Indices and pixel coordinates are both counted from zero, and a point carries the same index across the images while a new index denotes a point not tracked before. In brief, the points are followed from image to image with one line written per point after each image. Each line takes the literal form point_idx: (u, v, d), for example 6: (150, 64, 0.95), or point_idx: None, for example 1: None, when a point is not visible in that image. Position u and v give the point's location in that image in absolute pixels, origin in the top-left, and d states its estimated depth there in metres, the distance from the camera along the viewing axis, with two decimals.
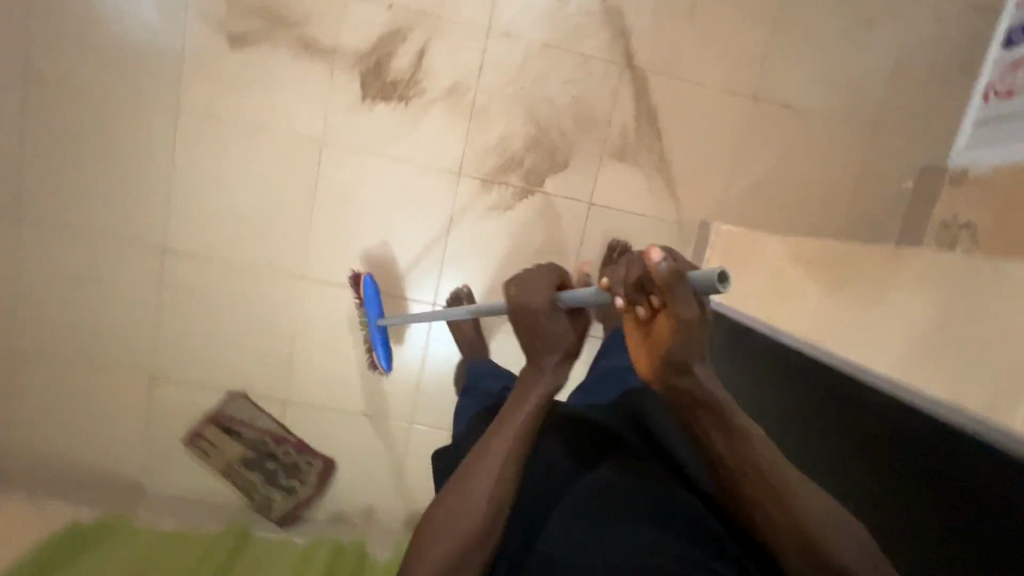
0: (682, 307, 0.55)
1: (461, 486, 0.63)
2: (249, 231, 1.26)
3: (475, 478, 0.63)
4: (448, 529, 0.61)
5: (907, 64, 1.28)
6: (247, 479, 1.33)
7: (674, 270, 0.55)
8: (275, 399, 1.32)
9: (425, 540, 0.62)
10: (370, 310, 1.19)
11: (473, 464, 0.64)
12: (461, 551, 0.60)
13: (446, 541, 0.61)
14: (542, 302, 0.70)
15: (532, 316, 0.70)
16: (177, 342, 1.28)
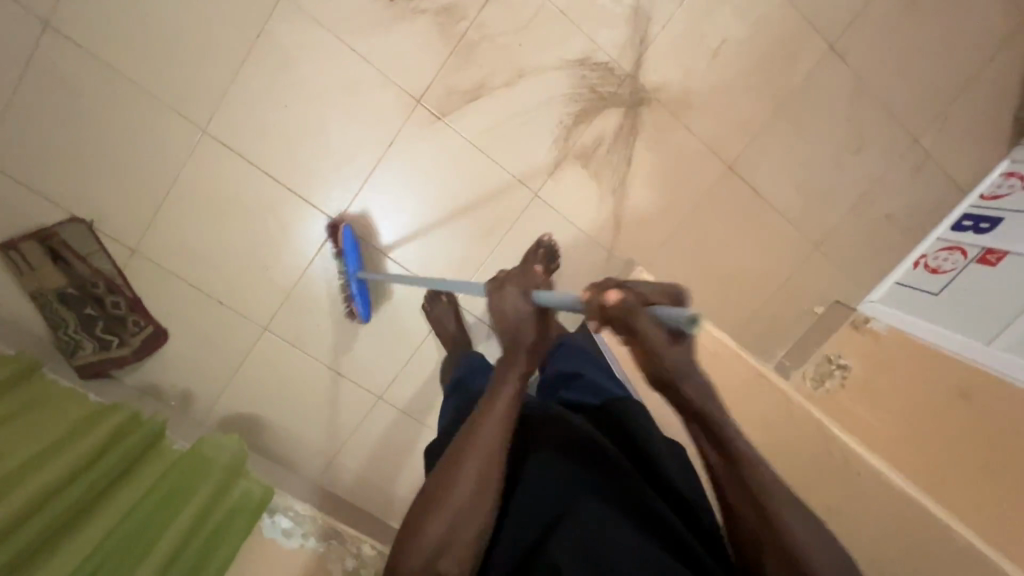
0: (648, 336, 0.59)
1: (446, 474, 0.64)
2: (159, 52, 1.07)
3: (469, 465, 0.64)
4: (442, 513, 0.62)
5: (871, 202, 1.31)
6: (58, 314, 1.17)
7: (626, 303, 0.59)
8: (125, 244, 1.17)
9: (415, 533, 0.62)
10: (349, 263, 1.17)
11: (460, 455, 0.64)
12: (452, 525, 0.62)
13: (435, 530, 0.61)
14: (512, 299, 0.69)
15: (502, 308, 0.68)
16: (27, 137, 1.08)
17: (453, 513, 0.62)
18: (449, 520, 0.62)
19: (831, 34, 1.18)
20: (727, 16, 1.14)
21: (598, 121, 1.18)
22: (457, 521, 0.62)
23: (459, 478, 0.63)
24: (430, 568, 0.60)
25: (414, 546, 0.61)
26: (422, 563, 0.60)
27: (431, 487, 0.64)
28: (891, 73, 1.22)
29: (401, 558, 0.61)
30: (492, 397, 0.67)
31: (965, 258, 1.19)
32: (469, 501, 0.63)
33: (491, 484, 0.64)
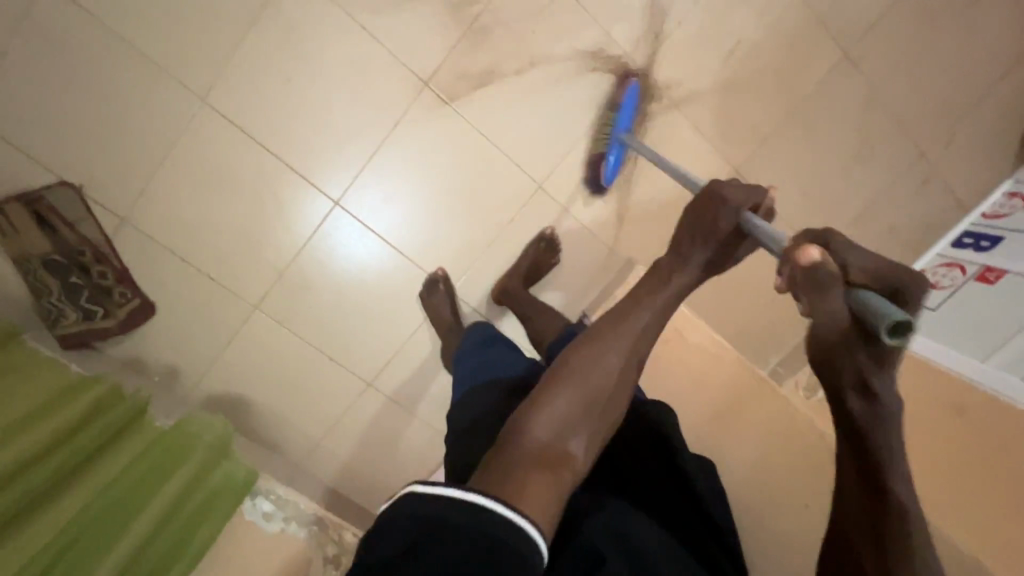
0: (829, 317, 0.60)
1: (583, 365, 0.70)
2: (160, 15, 1.03)
3: (602, 367, 0.70)
4: (564, 404, 0.67)
5: (875, 215, 1.30)
6: (41, 281, 1.13)
7: (815, 272, 0.59)
8: (115, 213, 1.14)
9: (538, 414, 0.65)
10: (624, 117, 1.12)
11: (593, 355, 0.71)
12: (577, 413, 0.67)
13: (558, 415, 0.66)
14: (723, 207, 0.74)
15: (711, 214, 0.74)
16: (18, 95, 1.04)
17: (575, 404, 0.67)
18: (574, 410, 0.67)
19: (847, 42, 1.16)
20: (743, 16, 1.13)
21: (606, 116, 1.17)
22: (581, 413, 0.68)
23: (591, 375, 0.70)
24: (545, 455, 0.62)
25: (537, 425, 0.64)
26: (544, 440, 0.63)
27: (561, 377, 0.69)
28: (904, 85, 1.21)
29: (518, 440, 0.63)
30: (629, 315, 0.74)
31: (964, 275, 1.20)
32: (591, 403, 0.68)
33: (614, 400, 0.71)
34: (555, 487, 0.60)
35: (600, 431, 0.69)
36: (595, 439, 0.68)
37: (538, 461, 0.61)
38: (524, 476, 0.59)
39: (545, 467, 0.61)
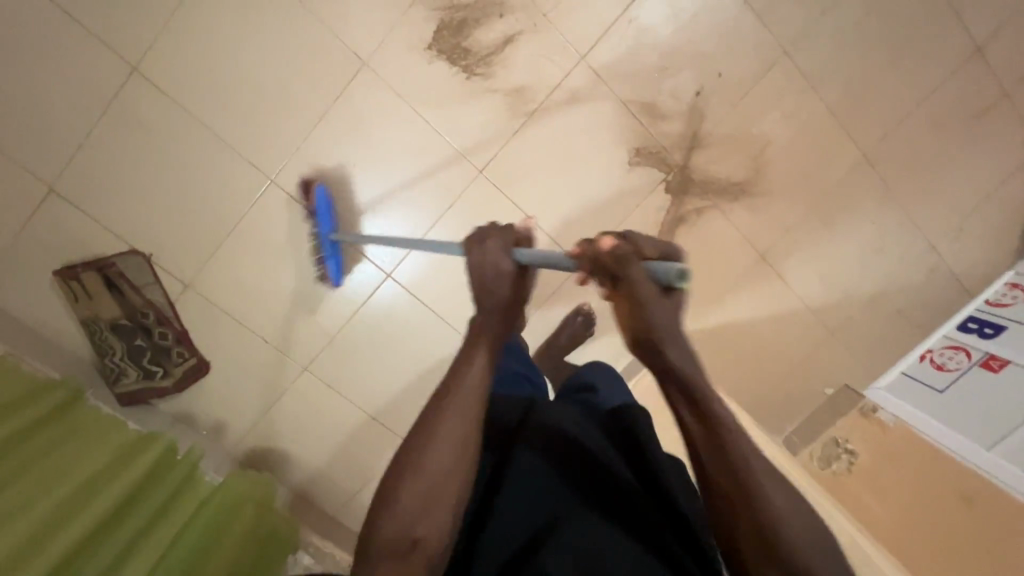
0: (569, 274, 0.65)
1: (425, 423, 0.59)
2: (237, 102, 1.11)
3: (442, 431, 0.58)
4: (409, 490, 0.55)
5: (886, 297, 1.39)
6: (107, 342, 1.20)
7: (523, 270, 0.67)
8: (179, 279, 1.20)
9: (380, 515, 0.55)
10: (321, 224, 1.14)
11: (435, 422, 0.58)
12: (432, 483, 0.56)
13: (408, 502, 0.55)
14: (493, 255, 0.65)
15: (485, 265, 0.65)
16: (101, 171, 1.12)
17: (426, 482, 0.56)
18: (421, 492, 0.55)
19: (868, 143, 1.25)
20: (775, 119, 1.21)
21: (644, 203, 1.25)
22: (424, 500, 0.55)
23: (429, 455, 0.57)
24: (398, 544, 0.54)
25: (382, 529, 0.54)
26: (399, 531, 0.54)
27: (404, 449, 0.58)
28: (919, 183, 1.30)
29: (369, 534, 0.55)
30: (456, 377, 0.60)
31: (969, 359, 1.27)
32: (438, 471, 0.56)
33: (466, 465, 0.58)
34: None
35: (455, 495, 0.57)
36: (455, 513, 0.57)
37: (391, 563, 0.53)
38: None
39: (397, 566, 0.53)
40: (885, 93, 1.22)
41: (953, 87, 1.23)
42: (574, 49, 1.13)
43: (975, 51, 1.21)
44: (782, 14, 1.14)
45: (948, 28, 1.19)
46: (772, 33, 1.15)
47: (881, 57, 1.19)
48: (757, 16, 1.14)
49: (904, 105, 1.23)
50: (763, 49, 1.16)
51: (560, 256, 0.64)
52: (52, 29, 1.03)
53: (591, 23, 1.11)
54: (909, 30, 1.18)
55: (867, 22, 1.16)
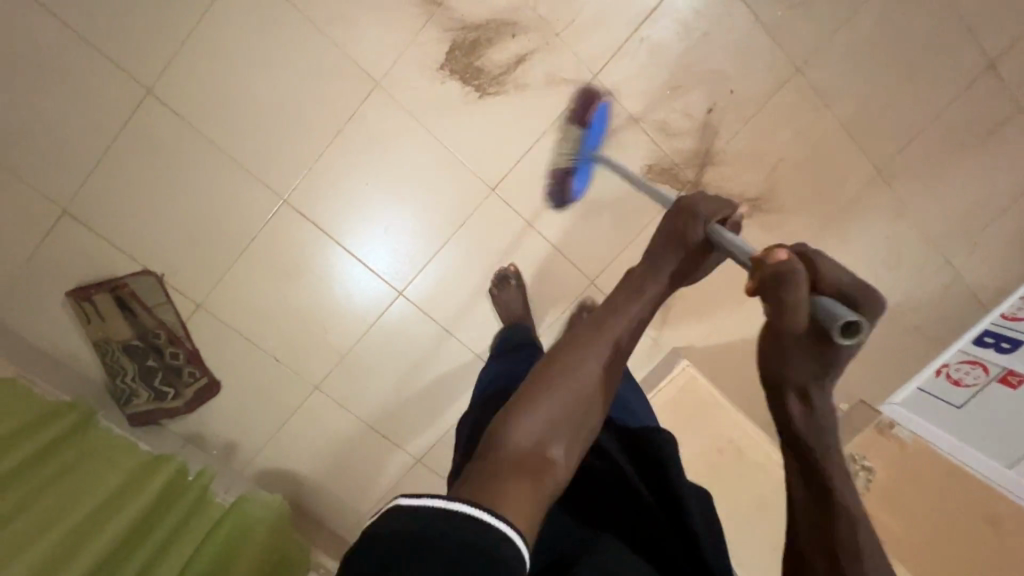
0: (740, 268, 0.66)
1: (567, 358, 0.66)
2: (250, 123, 1.11)
3: (580, 366, 0.66)
4: (549, 402, 0.62)
5: (900, 312, 1.38)
6: (119, 362, 1.20)
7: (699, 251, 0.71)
8: (190, 300, 1.20)
9: (508, 429, 0.59)
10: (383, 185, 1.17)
11: (578, 352, 0.67)
12: (569, 410, 0.63)
13: (541, 416, 0.61)
14: (688, 227, 0.73)
15: (679, 226, 0.73)
16: (114, 193, 1.12)
17: (565, 398, 0.63)
18: (563, 409, 0.62)
19: (881, 159, 1.25)
20: (788, 136, 1.21)
21: None
22: (562, 414, 0.62)
23: (574, 374, 0.65)
24: (529, 460, 0.57)
25: (519, 431, 0.59)
26: (529, 442, 0.59)
27: (549, 367, 0.65)
28: (932, 197, 1.29)
29: (497, 447, 0.58)
30: (605, 324, 0.70)
31: (987, 374, 1.25)
32: (574, 407, 0.63)
33: (598, 405, 0.66)
34: (536, 496, 0.54)
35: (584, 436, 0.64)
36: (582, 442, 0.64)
37: (522, 471, 0.56)
38: (507, 480, 0.54)
39: (524, 475, 0.55)
40: (898, 109, 1.21)
41: (966, 102, 1.23)
42: (587, 67, 1.13)
43: (987, 66, 1.21)
44: (794, 32, 1.14)
45: (960, 44, 1.19)
46: (784, 50, 1.15)
47: (893, 73, 1.19)
48: (769, 34, 1.14)
49: (917, 119, 1.23)
50: (776, 67, 1.16)
51: (746, 247, 0.66)
52: (67, 54, 1.04)
53: (604, 41, 1.11)
54: (921, 46, 1.18)
55: (879, 39, 1.16)
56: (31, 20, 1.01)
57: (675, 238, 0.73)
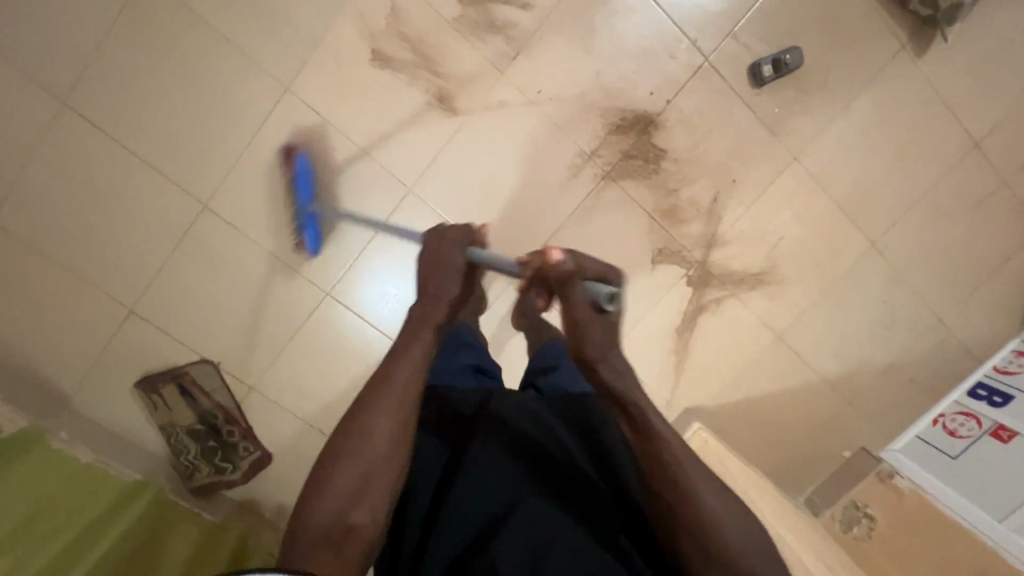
0: (578, 298, 0.78)
1: (361, 424, 0.68)
2: (295, 229, 1.22)
3: (369, 433, 0.68)
4: (336, 478, 0.65)
5: (900, 367, 1.47)
6: (181, 442, 1.32)
7: (562, 275, 0.80)
8: (244, 382, 1.32)
9: (313, 498, 0.64)
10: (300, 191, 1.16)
11: (370, 408, 0.69)
12: (361, 478, 0.66)
13: (334, 497, 0.64)
14: (450, 244, 0.85)
15: (562, 278, 0.79)
16: (175, 292, 1.24)
17: (350, 479, 0.65)
18: (350, 484, 0.65)
19: (876, 232, 1.34)
20: (788, 216, 1.30)
21: (668, 296, 1.34)
22: (353, 484, 0.65)
23: (365, 440, 0.67)
24: (331, 534, 0.63)
25: (314, 510, 0.63)
26: (329, 519, 0.63)
27: (341, 440, 0.68)
28: (926, 263, 1.38)
29: (301, 514, 0.64)
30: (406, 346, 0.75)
31: (980, 427, 1.32)
32: (366, 473, 0.66)
33: (388, 458, 0.67)
34: (337, 565, 0.62)
35: (385, 484, 0.67)
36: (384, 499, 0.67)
37: (322, 544, 0.62)
38: (307, 557, 0.61)
39: (325, 549, 0.62)
40: (890, 188, 1.31)
41: (954, 178, 1.32)
42: (598, 165, 1.23)
43: (972, 145, 1.30)
44: (791, 125, 1.24)
45: (946, 129, 1.28)
46: (782, 142, 1.24)
47: (885, 158, 1.28)
48: (769, 127, 1.23)
49: (907, 195, 1.32)
50: (774, 156, 1.25)
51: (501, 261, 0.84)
52: (132, 174, 1.15)
53: (613, 142, 1.21)
54: (911, 132, 1.27)
55: (872, 127, 1.25)
56: (101, 149, 1.13)
57: (456, 274, 0.83)
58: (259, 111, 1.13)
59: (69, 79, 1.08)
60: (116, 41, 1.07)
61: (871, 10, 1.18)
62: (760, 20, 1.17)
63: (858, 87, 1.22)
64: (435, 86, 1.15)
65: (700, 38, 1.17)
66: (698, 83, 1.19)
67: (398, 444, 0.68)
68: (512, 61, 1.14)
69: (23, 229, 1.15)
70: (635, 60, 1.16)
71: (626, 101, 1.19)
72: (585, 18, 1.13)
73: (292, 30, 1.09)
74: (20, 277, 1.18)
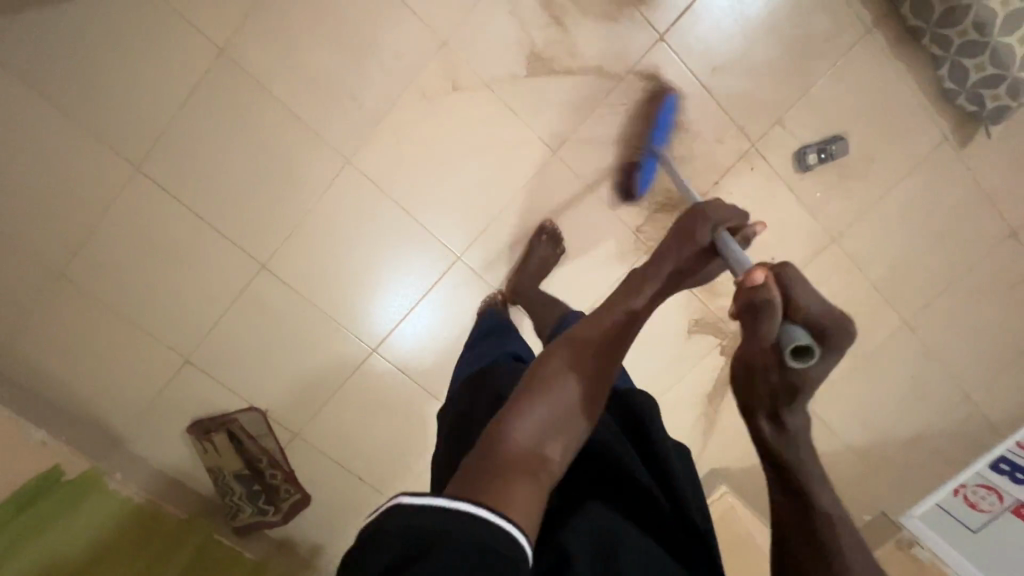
0: (762, 342, 0.58)
1: (557, 370, 0.62)
2: (352, 285, 1.27)
3: (568, 377, 0.62)
4: (536, 412, 0.59)
5: (924, 439, 1.50)
6: (227, 484, 1.37)
7: (753, 305, 0.58)
8: (290, 429, 1.37)
9: (511, 430, 0.57)
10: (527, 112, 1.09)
11: (568, 356, 0.63)
12: (553, 419, 0.59)
13: (532, 426, 0.58)
14: (715, 212, 0.73)
15: (757, 309, 0.58)
16: (229, 343, 1.29)
17: (547, 417, 0.59)
18: (547, 418, 0.59)
19: (909, 311, 1.37)
20: (823, 294, 1.34)
21: (701, 364, 1.38)
22: (551, 425, 0.59)
23: (563, 381, 0.61)
24: (525, 461, 0.55)
25: (515, 433, 0.56)
26: (527, 449, 0.56)
27: (537, 378, 0.62)
28: (955, 343, 1.41)
29: (500, 439, 0.56)
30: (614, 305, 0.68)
31: (1001, 503, 1.32)
32: (566, 413, 0.60)
33: (582, 410, 0.61)
34: (536, 498, 0.54)
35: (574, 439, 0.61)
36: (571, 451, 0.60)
37: (519, 469, 0.54)
38: (508, 481, 0.53)
39: (522, 475, 0.54)
40: (924, 271, 1.34)
41: (988, 264, 1.34)
42: (642, 240, 1.29)
43: (1009, 233, 1.32)
44: (832, 209, 1.27)
45: (983, 217, 1.30)
46: (822, 225, 1.28)
47: (921, 242, 1.31)
48: (810, 211, 1.27)
49: (942, 278, 1.35)
50: (814, 237, 1.29)
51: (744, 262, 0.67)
52: (196, 232, 1.20)
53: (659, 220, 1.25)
54: (948, 219, 1.30)
55: (911, 212, 1.28)
56: (170, 211, 1.18)
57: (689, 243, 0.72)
58: (320, 179, 1.18)
59: (144, 148, 1.13)
60: (190, 112, 1.12)
61: (919, 103, 1.21)
62: (809, 110, 1.20)
63: (900, 176, 1.25)
64: (489, 161, 1.19)
65: (748, 125, 1.20)
66: (743, 167, 1.22)
67: (591, 396, 0.62)
68: (565, 142, 1.19)
69: (91, 281, 1.21)
70: (685, 144, 1.20)
71: (673, 181, 1.22)
72: (640, 104, 1.17)
73: (358, 106, 1.14)
74: (86, 326, 1.24)
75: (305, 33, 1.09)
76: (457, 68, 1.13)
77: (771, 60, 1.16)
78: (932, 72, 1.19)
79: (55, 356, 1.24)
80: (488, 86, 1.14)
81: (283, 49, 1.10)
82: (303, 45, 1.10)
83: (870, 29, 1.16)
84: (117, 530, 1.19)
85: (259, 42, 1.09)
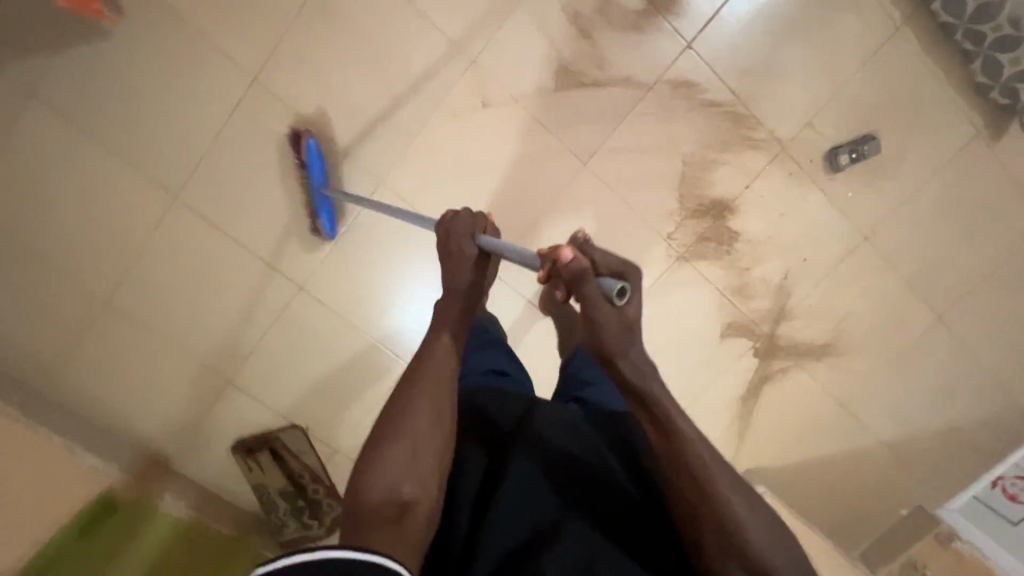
0: (601, 311, 0.66)
1: (402, 410, 0.62)
2: (375, 298, 1.29)
3: (411, 419, 0.62)
4: (389, 460, 0.59)
5: (962, 432, 1.48)
6: (272, 501, 1.39)
7: (576, 275, 0.67)
8: (330, 444, 1.40)
9: (368, 481, 0.58)
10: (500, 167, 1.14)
11: (406, 397, 0.63)
12: (414, 458, 0.60)
13: (389, 474, 0.58)
14: (461, 231, 0.77)
15: (587, 286, 0.67)
16: (268, 362, 1.32)
17: (405, 457, 0.59)
18: (404, 459, 0.59)
19: (943, 306, 1.36)
20: (855, 292, 1.33)
21: (734, 367, 1.38)
22: (406, 464, 0.59)
23: (407, 423, 0.61)
24: (387, 510, 0.56)
25: (372, 485, 0.58)
26: (387, 498, 0.57)
27: (380, 426, 0.62)
28: (991, 336, 1.40)
29: (357, 499, 0.57)
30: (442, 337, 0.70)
31: None
32: (417, 451, 0.60)
33: (440, 442, 0.62)
34: (403, 541, 0.55)
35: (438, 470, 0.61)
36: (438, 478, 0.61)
37: (379, 518, 0.56)
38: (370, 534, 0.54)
39: (382, 524, 0.55)
40: (958, 266, 1.33)
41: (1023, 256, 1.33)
42: None
43: None
44: (864, 208, 1.26)
45: (1017, 210, 1.29)
46: (854, 225, 1.27)
47: (955, 237, 1.30)
48: (842, 211, 1.26)
49: (977, 272, 1.34)
50: (846, 237, 1.28)
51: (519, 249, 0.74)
52: (233, 256, 1.22)
53: (689, 227, 1.25)
54: (981, 214, 1.29)
55: (944, 208, 1.28)
56: (208, 238, 1.20)
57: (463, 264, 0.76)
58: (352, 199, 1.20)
59: (181, 177, 1.15)
60: (225, 141, 1.14)
61: (951, 98, 1.20)
62: (838, 111, 1.19)
63: (932, 172, 1.25)
64: (519, 175, 1.20)
65: (778, 128, 1.20)
66: (774, 170, 1.22)
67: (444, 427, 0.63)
68: (594, 154, 1.19)
69: (132, 308, 1.23)
70: (715, 150, 1.20)
71: (703, 188, 1.22)
72: (668, 113, 1.17)
73: (388, 127, 1.15)
74: (129, 352, 1.26)
75: (335, 58, 1.10)
76: (486, 85, 1.14)
77: (799, 62, 1.16)
78: (964, 67, 1.18)
79: (100, 382, 1.27)
80: (516, 101, 1.15)
81: (314, 74, 1.11)
82: (334, 70, 1.11)
83: (900, 26, 1.15)
84: (165, 554, 1.21)
85: (291, 68, 1.10)
